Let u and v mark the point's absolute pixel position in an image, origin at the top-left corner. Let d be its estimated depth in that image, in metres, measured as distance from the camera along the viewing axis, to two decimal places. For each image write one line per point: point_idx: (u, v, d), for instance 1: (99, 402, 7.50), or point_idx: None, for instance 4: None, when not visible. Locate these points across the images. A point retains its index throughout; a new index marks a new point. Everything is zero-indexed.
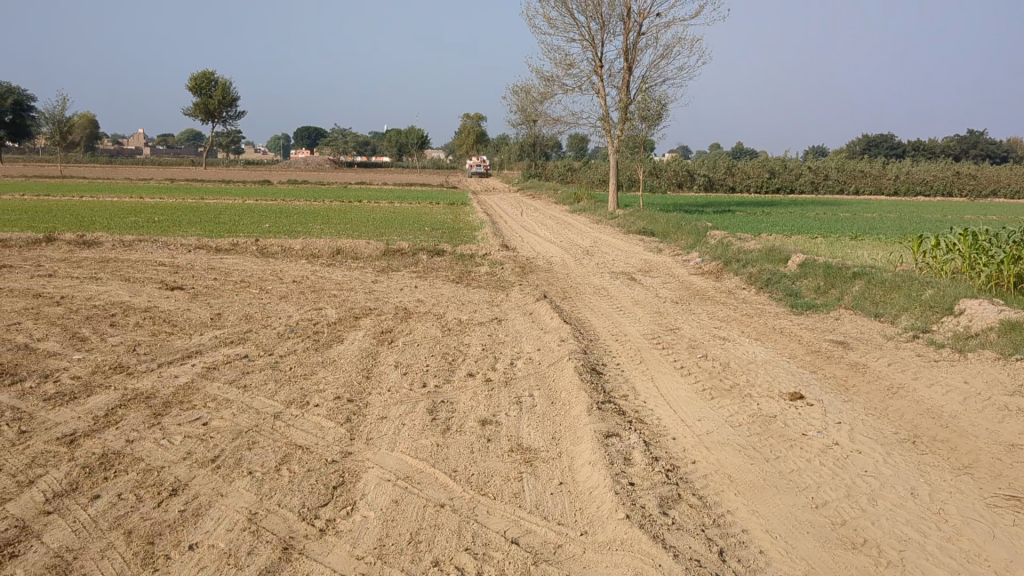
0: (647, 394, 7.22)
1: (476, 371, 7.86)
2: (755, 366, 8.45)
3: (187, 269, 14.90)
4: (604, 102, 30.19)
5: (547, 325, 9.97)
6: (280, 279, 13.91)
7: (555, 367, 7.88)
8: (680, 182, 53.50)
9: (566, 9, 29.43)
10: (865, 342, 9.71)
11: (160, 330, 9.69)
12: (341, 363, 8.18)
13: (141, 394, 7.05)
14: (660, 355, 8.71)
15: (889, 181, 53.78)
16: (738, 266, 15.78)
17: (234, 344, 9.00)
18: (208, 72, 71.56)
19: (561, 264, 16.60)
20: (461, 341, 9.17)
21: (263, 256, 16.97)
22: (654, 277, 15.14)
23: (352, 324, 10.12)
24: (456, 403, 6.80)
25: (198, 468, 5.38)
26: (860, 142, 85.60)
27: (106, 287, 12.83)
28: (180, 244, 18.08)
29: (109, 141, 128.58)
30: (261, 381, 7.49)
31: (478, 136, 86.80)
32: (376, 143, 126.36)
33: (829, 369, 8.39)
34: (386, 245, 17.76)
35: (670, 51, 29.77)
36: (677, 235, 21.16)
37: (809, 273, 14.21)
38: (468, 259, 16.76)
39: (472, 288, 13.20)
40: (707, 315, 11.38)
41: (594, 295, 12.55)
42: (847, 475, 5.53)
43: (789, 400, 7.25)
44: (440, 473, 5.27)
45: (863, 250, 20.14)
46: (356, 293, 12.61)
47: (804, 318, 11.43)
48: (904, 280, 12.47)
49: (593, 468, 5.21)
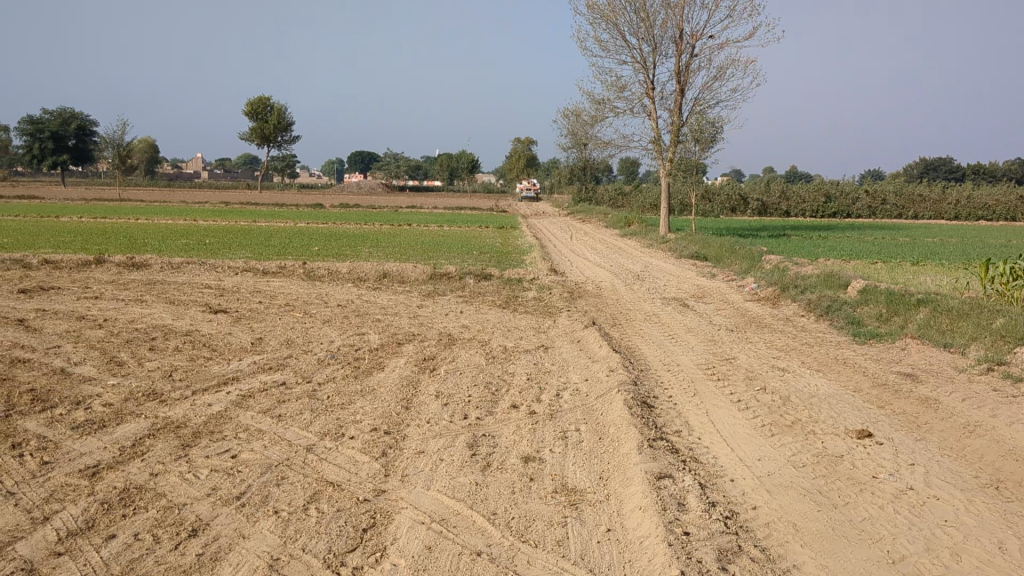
0: (701, 430, 6.76)
1: (520, 402, 7.47)
2: (818, 400, 7.93)
3: (233, 291, 14.79)
4: (656, 125, 29.81)
5: (596, 353, 9.55)
6: (324, 303, 13.72)
7: (603, 399, 7.46)
8: (733, 207, 53.26)
9: (617, 31, 29.15)
10: (934, 374, 9.14)
11: (198, 355, 9.47)
12: (380, 391, 7.84)
13: (171, 423, 6.78)
14: (714, 387, 8.25)
15: (950, 206, 52.34)
16: (795, 292, 15.23)
17: (272, 370, 8.74)
18: (264, 97, 72.57)
19: (610, 288, 16.22)
20: (505, 369, 8.80)
21: (309, 279, 16.82)
22: (708, 303, 14.66)
23: (395, 350, 9.81)
24: (498, 437, 6.42)
25: (221, 506, 5.06)
26: (918, 166, 83.92)
27: (151, 309, 12.73)
28: (227, 266, 18.02)
29: (170, 167, 131.58)
30: (296, 410, 7.17)
31: (529, 160, 86.87)
32: (428, 167, 127.40)
33: (897, 404, 7.84)
34: (433, 269, 17.53)
35: (723, 73, 29.31)
36: (731, 260, 20.63)
37: (870, 298, 13.63)
38: (516, 283, 16.43)
39: (519, 313, 12.85)
40: (765, 343, 10.87)
41: (645, 322, 12.12)
42: (925, 526, 5.05)
43: (856, 438, 6.75)
44: (478, 516, 4.88)
45: (927, 276, 19.38)
46: (400, 317, 12.33)
47: (867, 348, 10.86)
48: (972, 307, 11.84)
49: (644, 514, 4.79)
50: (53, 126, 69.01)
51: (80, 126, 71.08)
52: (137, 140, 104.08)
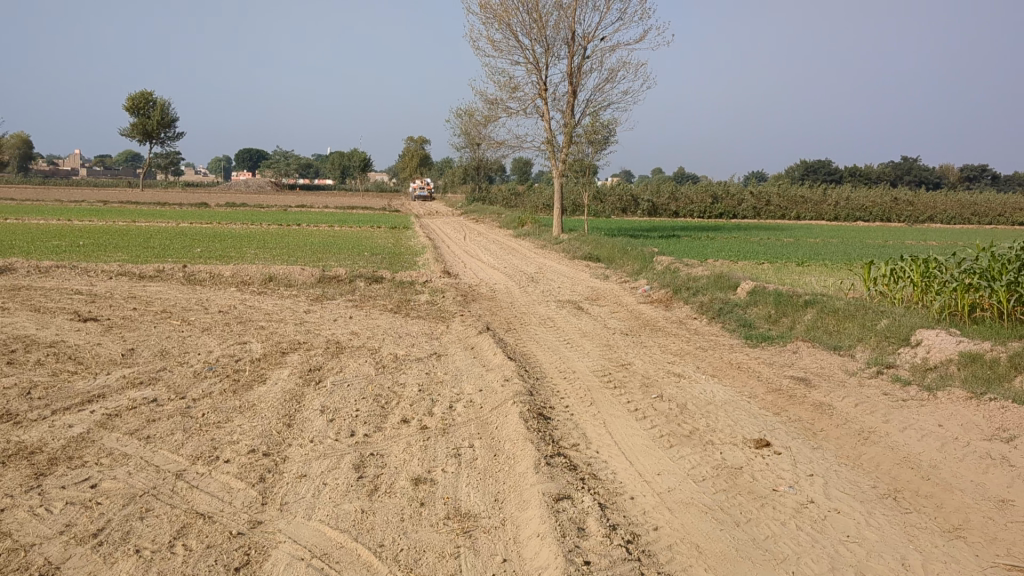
0: (599, 443, 6.53)
1: (411, 416, 7.10)
2: (715, 407, 7.82)
3: (105, 297, 13.91)
4: (549, 125, 29.78)
5: (490, 361, 9.25)
6: (206, 309, 13.01)
7: (498, 412, 7.16)
8: (623, 208, 53.39)
9: (510, 31, 28.97)
10: (826, 378, 9.19)
11: (61, 369, 8.75)
12: (260, 407, 7.35)
13: (24, 448, 6.14)
14: (611, 395, 8.06)
15: (830, 208, 54.36)
16: (687, 294, 15.27)
17: (142, 385, 8.12)
18: (147, 91, 69.72)
19: (505, 291, 15.99)
20: (396, 380, 8.42)
21: (190, 283, 16.02)
22: (602, 306, 14.56)
23: (278, 361, 9.29)
24: (386, 456, 6.05)
25: (75, 546, 4.54)
26: (799, 168, 86.90)
27: (13, 318, 11.80)
28: (100, 270, 17.00)
29: (44, 162, 125.38)
30: (167, 431, 6.62)
31: (422, 159, 86.17)
32: (319, 166, 125.13)
33: (792, 411, 7.79)
34: (323, 271, 16.96)
35: (615, 75, 29.48)
36: (623, 261, 20.67)
37: (759, 300, 13.78)
38: (408, 287, 16.01)
39: (411, 319, 12.45)
40: (659, 348, 10.77)
41: (540, 327, 11.86)
42: (829, 542, 4.93)
43: (754, 448, 6.63)
44: (362, 548, 4.51)
45: (812, 277, 19.82)
46: (285, 324, 11.77)
47: (760, 351, 10.87)
48: (857, 309, 12.03)
49: (541, 541, 4.50)
50: None
51: None
52: (9, 135, 98.94)
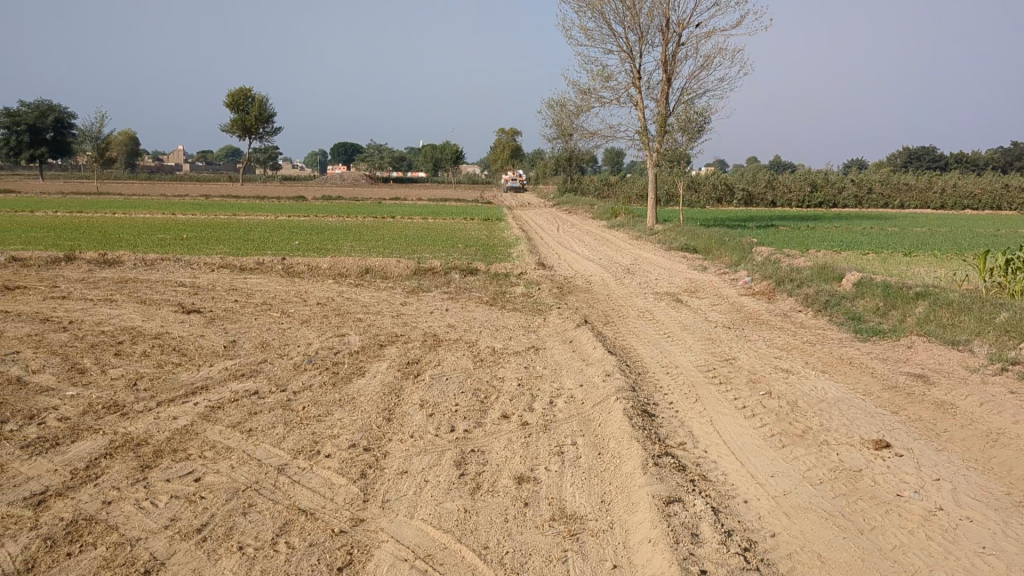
0: (707, 442, 6.27)
1: (511, 411, 6.95)
2: (828, 406, 7.44)
3: (207, 289, 14.18)
4: (643, 115, 29.33)
5: (590, 355, 9.02)
6: (304, 301, 13.14)
7: (601, 408, 6.94)
8: (719, 197, 52.63)
9: (603, 19, 28.60)
10: (946, 375, 8.67)
11: (165, 361, 8.88)
12: (359, 401, 7.30)
13: (131, 440, 6.20)
14: (717, 391, 7.75)
15: (935, 195, 52.27)
16: (790, 287, 14.74)
17: (244, 377, 8.16)
18: (245, 88, 71.53)
19: (600, 283, 15.72)
20: (494, 374, 8.28)
21: (288, 275, 16.23)
22: (702, 298, 14.17)
23: (377, 353, 9.25)
24: (487, 452, 5.91)
25: (179, 542, 4.52)
26: (901, 155, 83.88)
27: (120, 310, 12.11)
28: (203, 263, 17.39)
29: (150, 159, 130.05)
30: (268, 424, 6.61)
31: (514, 151, 86.21)
32: (412, 159, 126.53)
33: (912, 410, 7.35)
34: (417, 263, 16.97)
35: (711, 61, 28.82)
36: (721, 252, 20.14)
37: (867, 292, 13.19)
38: (502, 279, 15.89)
39: (507, 311, 12.30)
40: (765, 342, 10.36)
41: (638, 319, 11.57)
42: (963, 554, 4.56)
43: (874, 449, 6.26)
44: (467, 550, 4.37)
45: (921, 268, 18.98)
46: (382, 317, 11.78)
47: (872, 347, 10.36)
48: (974, 301, 11.40)
49: (654, 548, 4.28)
50: (30, 118, 67.95)
51: (57, 117, 69.78)
52: (117, 133, 102.91)
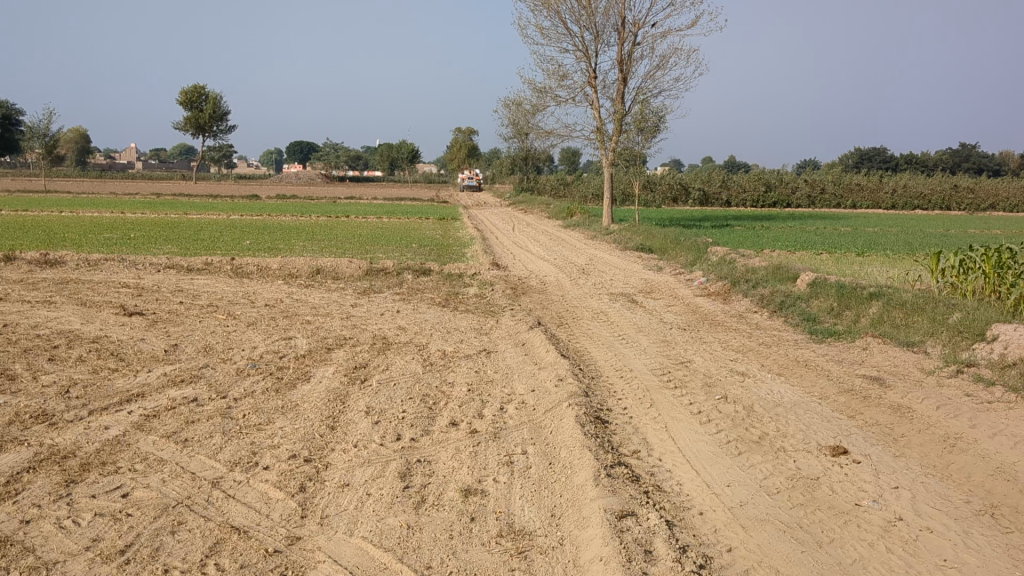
0: (661, 449, 6.09)
1: (460, 419, 6.71)
2: (783, 410, 7.31)
3: (152, 291, 13.74)
4: (599, 114, 29.23)
5: (543, 359, 8.81)
6: (251, 303, 12.79)
7: (553, 415, 6.73)
8: (674, 196, 52.75)
9: (559, 18, 28.45)
10: (901, 377, 8.61)
11: (102, 367, 8.50)
12: (303, 408, 7.01)
13: (56, 453, 5.86)
14: (672, 396, 7.58)
15: (886, 195, 53.02)
16: (745, 287, 14.67)
17: (183, 383, 7.82)
18: (199, 84, 70.22)
19: (555, 283, 15.54)
20: (444, 378, 8.03)
21: (237, 276, 15.84)
22: (657, 298, 14.05)
23: (323, 358, 8.95)
24: (434, 463, 5.67)
25: (99, 565, 4.21)
26: (853, 156, 84.97)
27: (58, 313, 11.65)
28: (149, 263, 16.88)
29: (100, 157, 127.57)
30: (205, 434, 6.30)
31: (471, 150, 85.95)
32: (368, 159, 125.52)
33: (869, 414, 7.24)
34: (370, 263, 16.66)
35: (666, 61, 28.82)
36: (676, 251, 20.09)
37: (821, 292, 13.15)
38: (456, 279, 15.64)
39: (460, 313, 12.05)
40: (720, 344, 10.24)
41: (593, 321, 11.40)
42: (924, 568, 4.42)
43: (830, 456, 6.13)
44: (408, 572, 4.12)
45: (873, 268, 19.08)
46: (331, 319, 11.45)
47: (827, 348, 10.29)
48: (927, 301, 11.40)
49: (605, 567, 4.08)
50: None
51: (4, 113, 68.04)
52: (66, 131, 100.74)
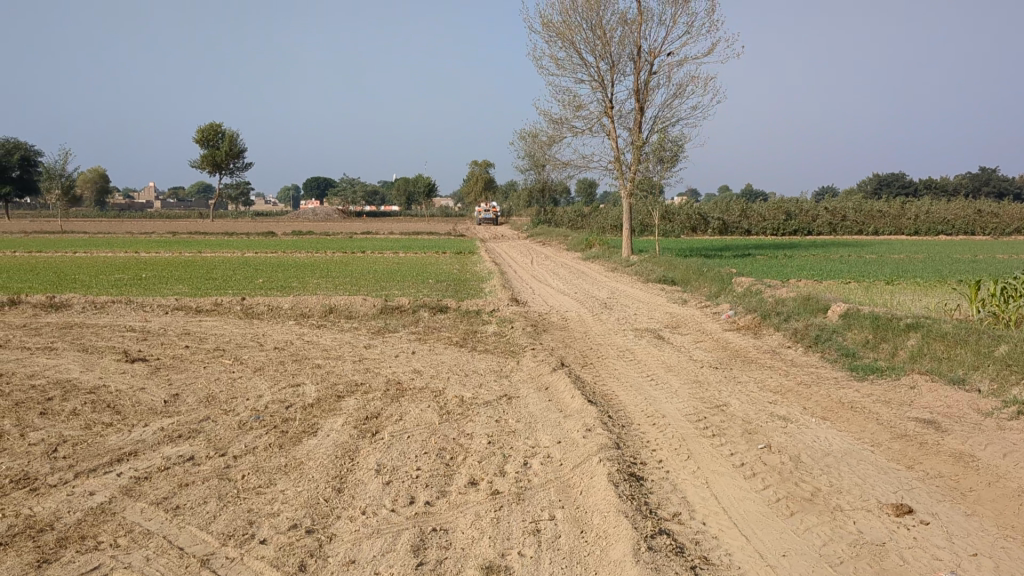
0: (704, 512, 5.45)
1: (480, 477, 6.09)
2: (835, 461, 6.64)
3: (158, 335, 13.23)
4: (616, 144, 28.75)
5: (568, 405, 8.19)
6: (260, 345, 12.27)
7: (582, 472, 6.11)
8: (693, 226, 52.42)
9: (574, 49, 28.05)
10: (957, 420, 7.92)
11: (95, 422, 7.92)
12: (307, 467, 6.41)
13: (32, 525, 5.27)
14: (711, 446, 6.93)
15: (909, 222, 52.08)
16: (777, 319, 13.99)
17: (180, 440, 7.24)
18: (216, 123, 70.51)
19: (577, 319, 14.96)
20: (462, 430, 7.41)
21: (247, 317, 15.33)
22: (684, 334, 13.42)
23: (332, 407, 8.35)
24: (451, 532, 5.06)
25: None
26: (872, 182, 84.25)
27: (58, 360, 11.14)
28: (158, 305, 16.43)
29: (120, 197, 128.68)
30: (199, 500, 5.71)
31: (488, 183, 85.73)
32: (386, 194, 125.81)
33: (929, 464, 6.57)
34: (385, 301, 16.14)
35: (684, 90, 28.37)
36: (700, 283, 19.46)
37: (856, 324, 12.49)
38: (473, 316, 15.10)
39: (478, 354, 11.44)
40: (756, 384, 9.57)
41: (619, 360, 10.78)
42: None
43: (895, 516, 5.47)
44: None
45: (906, 297, 18.36)
46: (344, 362, 10.88)
47: (871, 387, 9.62)
48: (970, 331, 10.74)
49: None
50: None
51: (24, 155, 68.50)
52: (86, 171, 101.42)
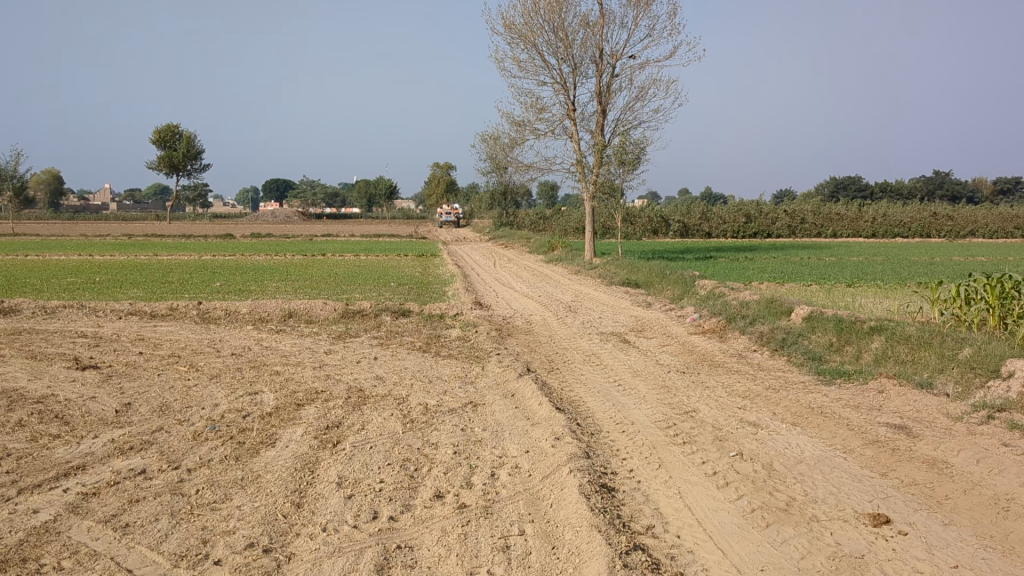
0: (679, 524, 5.27)
1: (445, 489, 5.87)
2: (809, 468, 6.51)
3: (111, 341, 12.82)
4: (578, 147, 28.64)
5: (535, 413, 7.98)
6: (217, 352, 11.93)
7: (551, 483, 5.91)
8: (654, 229, 52.52)
9: (536, 51, 27.92)
10: (928, 425, 7.84)
11: (42, 433, 7.57)
12: (266, 480, 6.14)
13: None
14: (682, 454, 6.76)
15: (867, 225, 52.61)
16: (742, 323, 13.91)
17: (131, 452, 6.92)
18: (173, 124, 69.42)
19: (541, 323, 14.77)
20: (426, 439, 7.18)
21: (204, 322, 14.95)
22: (650, 338, 13.28)
23: (291, 416, 8.07)
24: (417, 549, 4.84)
25: None
26: (829, 185, 85.22)
27: (5, 368, 10.72)
28: (111, 309, 15.96)
29: (75, 199, 126.38)
30: (150, 517, 5.42)
31: (449, 186, 85.41)
32: (347, 196, 124.90)
33: (902, 471, 6.46)
34: (347, 305, 15.83)
35: (646, 93, 28.34)
36: (663, 286, 19.39)
37: (819, 326, 12.44)
38: (436, 320, 14.85)
39: (441, 359, 11.19)
40: (725, 389, 9.44)
41: (584, 365, 10.61)
42: None
43: (873, 527, 5.33)
44: None
45: (867, 299, 18.43)
46: (304, 369, 10.58)
47: (840, 392, 9.53)
48: (933, 334, 10.72)
49: None
50: None
51: None
52: (39, 172, 99.48)
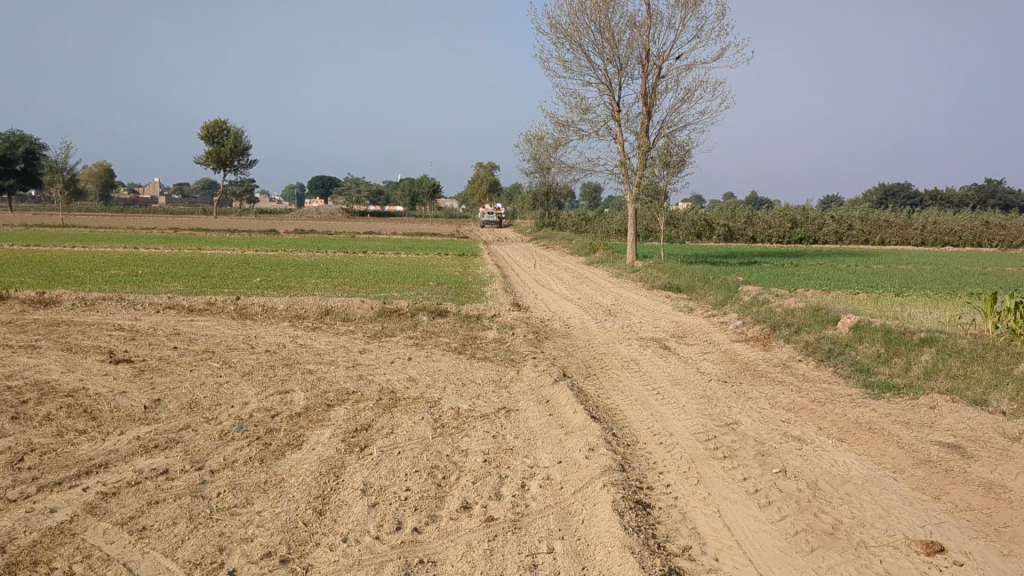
0: (719, 546, 4.99)
1: (474, 500, 5.63)
2: (856, 489, 6.18)
3: (147, 335, 12.77)
4: (623, 148, 28.27)
5: (569, 422, 7.71)
6: (251, 348, 11.82)
7: (583, 497, 5.66)
8: (698, 232, 51.86)
9: (581, 51, 27.60)
10: (983, 446, 7.45)
11: (69, 428, 7.47)
12: (289, 485, 5.96)
13: None
14: (722, 469, 6.46)
15: (916, 232, 51.48)
16: (786, 331, 13.51)
17: (155, 451, 6.78)
18: (221, 119, 70.10)
19: (580, 327, 14.49)
20: (456, 445, 6.95)
21: (240, 318, 14.88)
22: (690, 345, 12.94)
23: (321, 418, 7.89)
24: (440, 565, 4.62)
25: None
26: (878, 191, 83.68)
27: (39, 360, 10.69)
28: (150, 303, 15.95)
29: (125, 192, 128.35)
30: (168, 521, 5.25)
31: (492, 186, 85.30)
32: (391, 194, 125.35)
33: (956, 495, 6.11)
34: (384, 303, 15.67)
35: (692, 94, 27.90)
36: (706, 291, 19.00)
37: (867, 336, 12.01)
38: (473, 321, 14.64)
39: (477, 362, 10.96)
40: (768, 401, 9.10)
41: (623, 371, 10.31)
42: None
43: (925, 556, 5.00)
44: None
45: (917, 309, 17.90)
46: (336, 368, 10.41)
47: (889, 406, 9.14)
48: (987, 349, 10.26)
49: None
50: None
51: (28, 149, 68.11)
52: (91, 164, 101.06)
